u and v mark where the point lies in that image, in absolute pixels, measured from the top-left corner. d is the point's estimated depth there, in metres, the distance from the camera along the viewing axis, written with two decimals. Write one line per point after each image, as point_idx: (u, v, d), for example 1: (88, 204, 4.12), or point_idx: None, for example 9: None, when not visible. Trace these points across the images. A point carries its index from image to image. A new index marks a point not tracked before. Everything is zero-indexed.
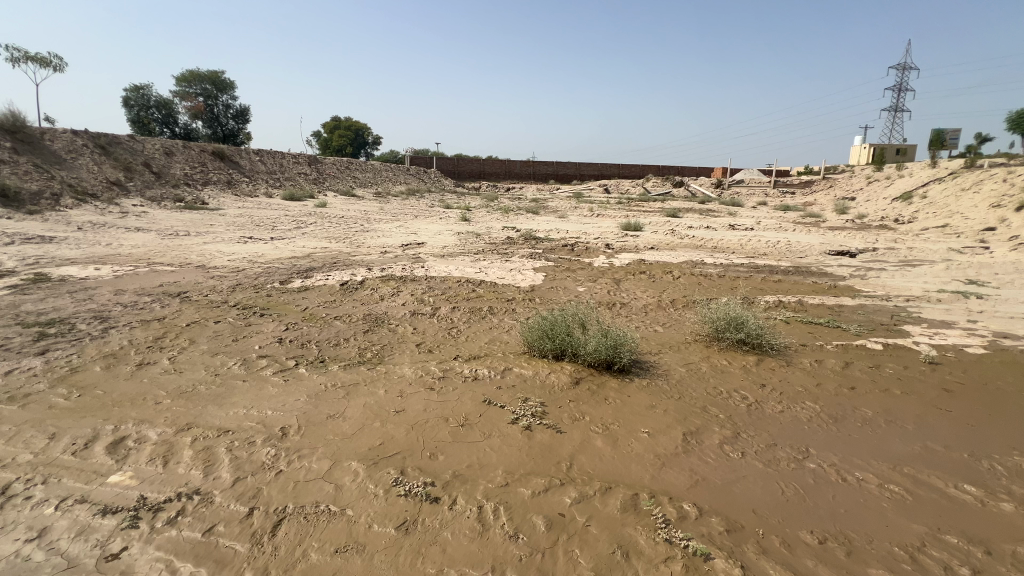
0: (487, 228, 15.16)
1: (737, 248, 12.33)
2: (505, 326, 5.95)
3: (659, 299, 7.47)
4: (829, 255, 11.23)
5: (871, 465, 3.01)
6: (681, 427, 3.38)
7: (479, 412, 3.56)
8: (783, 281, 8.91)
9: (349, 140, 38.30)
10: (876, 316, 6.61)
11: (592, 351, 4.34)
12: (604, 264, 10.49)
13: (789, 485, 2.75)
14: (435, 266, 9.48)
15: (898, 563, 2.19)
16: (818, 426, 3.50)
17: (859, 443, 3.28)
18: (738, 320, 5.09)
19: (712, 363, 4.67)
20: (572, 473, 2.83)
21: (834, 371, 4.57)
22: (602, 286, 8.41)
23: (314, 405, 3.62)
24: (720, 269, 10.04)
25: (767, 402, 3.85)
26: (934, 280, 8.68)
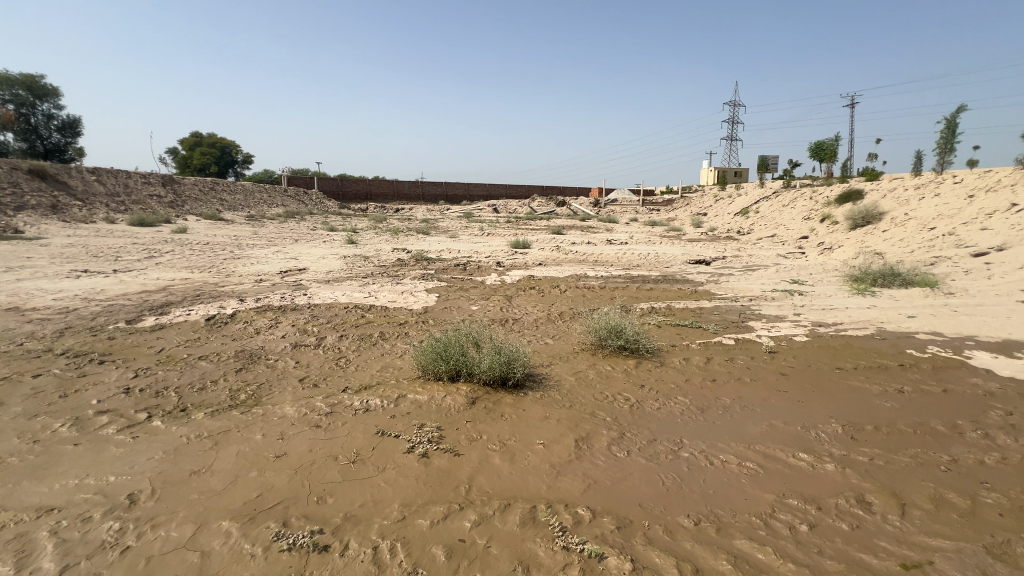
0: (376, 250, 14.63)
1: (614, 261, 13.47)
2: (398, 350, 5.76)
3: (549, 313, 7.84)
4: (689, 264, 12.79)
5: (731, 447, 3.44)
6: (573, 434, 3.55)
7: (372, 445, 3.37)
8: (654, 290, 9.92)
9: (213, 158, 34.55)
10: (727, 315, 7.66)
11: (486, 369, 4.39)
12: (496, 282, 10.74)
13: (668, 476, 3.03)
14: (319, 293, 8.90)
15: (756, 531, 2.51)
16: (688, 418, 3.91)
17: (721, 429, 3.73)
18: (617, 328, 5.54)
19: (598, 369, 5.00)
20: (471, 496, 2.80)
21: (698, 367, 5.18)
22: (495, 304, 8.60)
23: (173, 462, 3.13)
24: (601, 281, 10.87)
25: (647, 401, 4.22)
26: (768, 281, 10.35)
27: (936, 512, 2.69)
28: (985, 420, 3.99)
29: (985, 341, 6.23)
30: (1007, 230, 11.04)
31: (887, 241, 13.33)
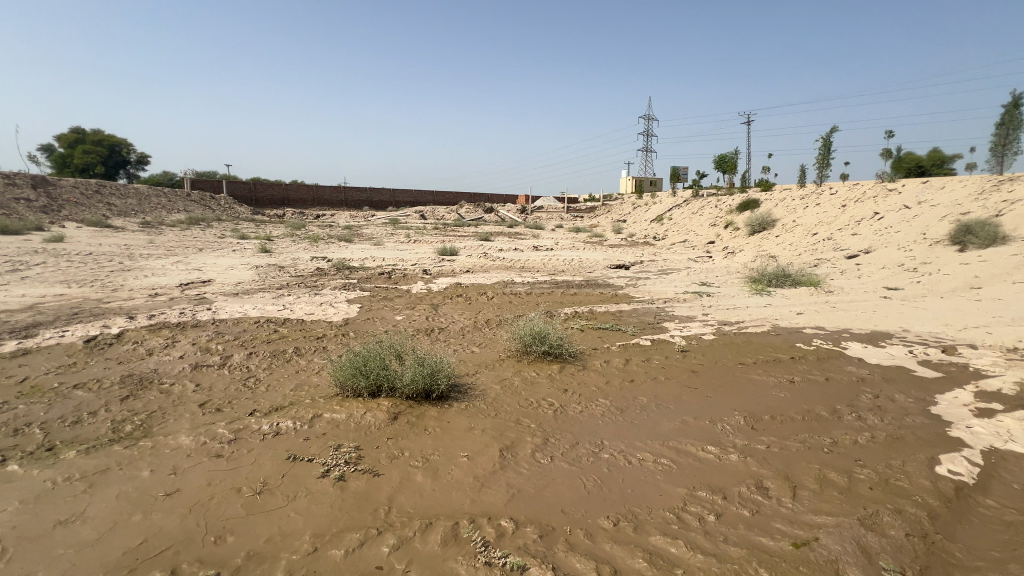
0: (293, 259, 13.76)
1: (540, 267, 13.76)
2: (315, 366, 5.42)
3: (475, 320, 7.80)
4: (610, 269, 13.38)
5: (648, 445, 3.60)
6: (497, 444, 3.53)
7: (282, 472, 3.12)
8: (578, 294, 10.24)
9: (98, 157, 30.68)
10: (645, 317, 8.09)
11: (409, 382, 4.24)
12: (422, 290, 10.52)
13: (589, 478, 3.10)
14: (226, 307, 8.17)
15: (669, 525, 2.63)
16: (609, 419, 4.05)
17: (638, 428, 3.90)
18: (541, 334, 5.63)
19: (523, 376, 5.03)
20: (391, 518, 2.68)
21: (618, 369, 5.39)
22: (421, 313, 8.40)
23: (33, 513, 2.68)
24: (527, 287, 11.03)
25: (570, 405, 4.31)
26: (680, 284, 11.09)
27: (820, 491, 2.99)
28: (859, 404, 4.54)
29: (857, 333, 7.11)
30: (872, 236, 12.75)
31: (780, 245, 14.85)
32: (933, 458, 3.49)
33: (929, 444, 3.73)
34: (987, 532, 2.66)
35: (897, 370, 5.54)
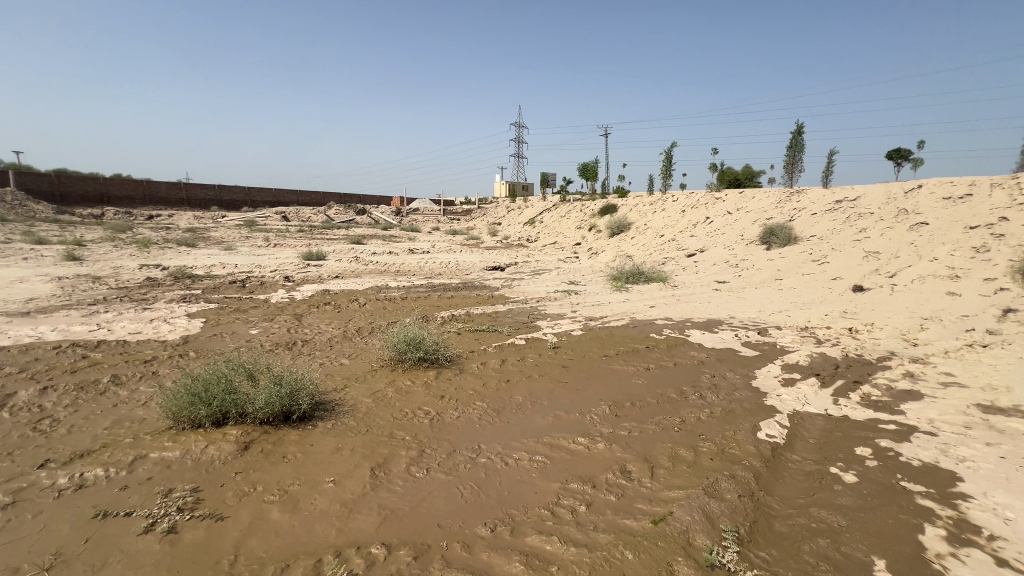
0: (113, 268, 11.43)
1: (417, 270, 13.42)
2: (141, 396, 4.51)
3: (345, 329, 7.27)
4: (487, 271, 13.59)
5: (524, 443, 3.67)
6: (369, 463, 3.28)
7: (87, 535, 2.49)
8: (455, 297, 10.18)
9: None
10: (520, 317, 8.34)
11: (263, 406, 3.73)
12: (283, 299, 9.51)
13: (466, 486, 3.03)
14: (10, 330, 6.43)
15: (544, 522, 2.68)
16: (486, 422, 4.04)
17: (514, 427, 3.96)
18: (416, 339, 5.42)
19: (397, 386, 4.79)
20: (237, 569, 2.30)
21: (495, 370, 5.44)
22: (281, 324, 7.57)
23: None
24: (403, 291, 10.64)
25: (447, 412, 4.21)
26: (552, 284, 11.69)
27: (673, 467, 3.32)
28: (700, 384, 5.19)
29: (697, 321, 8.18)
30: (705, 237, 14.88)
31: (634, 246, 16.56)
32: (755, 425, 4.13)
33: (753, 413, 4.41)
34: (795, 483, 3.21)
35: (727, 352, 6.49)
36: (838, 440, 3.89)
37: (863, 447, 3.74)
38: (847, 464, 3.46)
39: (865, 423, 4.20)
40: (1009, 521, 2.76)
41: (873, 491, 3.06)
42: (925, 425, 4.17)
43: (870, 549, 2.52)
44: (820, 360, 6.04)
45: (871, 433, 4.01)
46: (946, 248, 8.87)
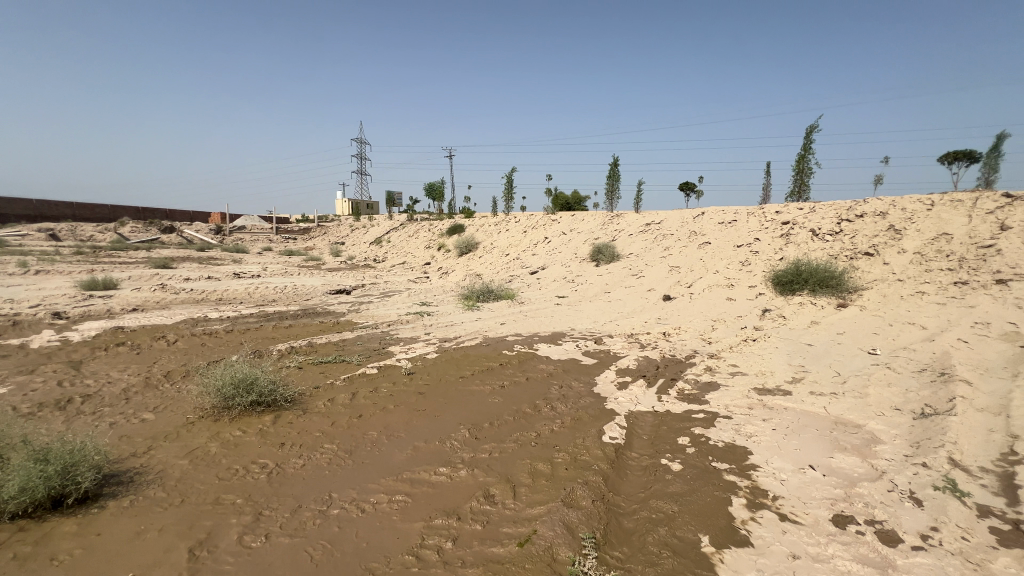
0: None
1: (244, 297, 11.75)
2: None
3: (147, 375, 5.94)
4: (330, 295, 12.58)
5: (381, 483, 3.41)
6: (186, 542, 2.68)
7: None
8: (295, 326, 9.17)
9: None
10: (370, 343, 7.87)
11: (16, 495, 2.77)
12: (52, 342, 7.40)
13: (317, 545, 2.68)
14: None
15: (409, 570, 2.50)
16: (337, 467, 3.66)
17: (369, 467, 3.66)
18: (247, 380, 4.69)
19: (223, 439, 4.06)
20: None
21: (344, 405, 4.99)
22: (48, 376, 5.85)
23: None
24: (227, 323, 9.19)
25: (288, 462, 3.70)
26: (403, 306, 11.34)
27: (533, 483, 3.43)
28: (551, 396, 5.52)
29: (544, 335, 8.74)
30: (546, 255, 16.13)
31: (483, 265, 17.11)
32: (600, 429, 4.53)
33: (597, 418, 4.83)
34: (636, 479, 3.59)
35: (572, 362, 7.04)
36: (664, 433, 4.49)
37: (682, 436, 4.38)
38: (673, 453, 4.00)
39: (682, 415, 4.93)
40: (784, 482, 3.48)
41: (693, 475, 3.59)
42: (723, 410, 5.07)
43: (697, 528, 2.92)
44: (645, 363, 6.96)
45: (687, 423, 4.73)
46: (724, 262, 11.10)
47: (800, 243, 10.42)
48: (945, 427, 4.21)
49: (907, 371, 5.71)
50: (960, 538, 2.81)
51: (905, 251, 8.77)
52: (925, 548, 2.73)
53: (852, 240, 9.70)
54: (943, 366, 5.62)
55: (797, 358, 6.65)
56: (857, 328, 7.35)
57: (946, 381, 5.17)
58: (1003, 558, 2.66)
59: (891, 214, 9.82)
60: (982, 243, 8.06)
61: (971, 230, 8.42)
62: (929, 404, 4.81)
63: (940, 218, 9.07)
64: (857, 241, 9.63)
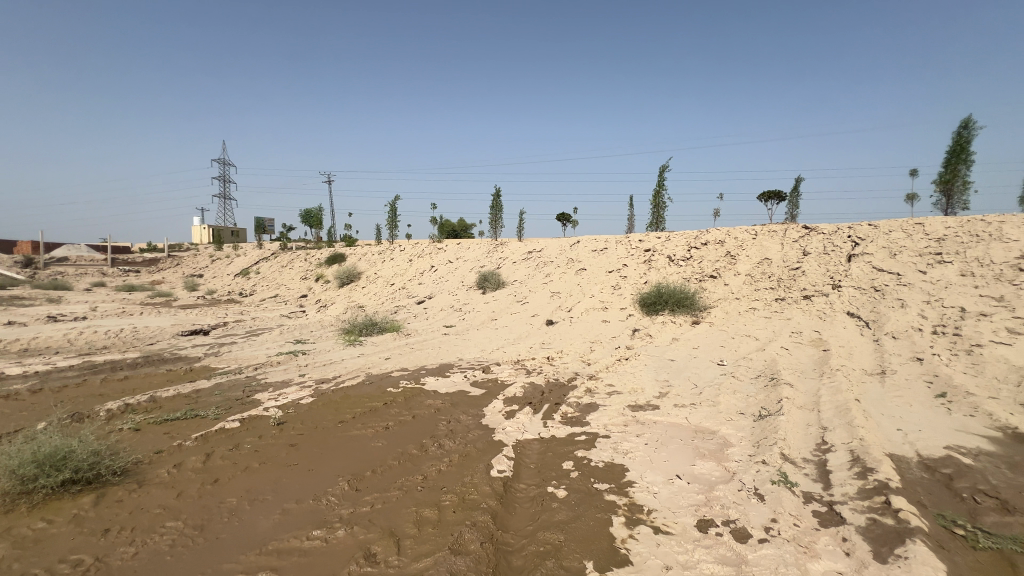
0: None
1: (62, 346, 9.63)
2: None
3: None
4: (182, 336, 10.89)
5: (239, 561, 2.95)
6: None
7: None
8: (132, 377, 7.71)
9: None
10: (231, 392, 6.89)
11: None
12: None
13: None
14: None
15: None
16: (182, 548, 3.09)
17: (225, 544, 3.14)
18: (57, 455, 3.78)
19: (19, 535, 3.20)
20: None
21: (195, 470, 4.27)
22: None
23: None
24: (33, 380, 7.39)
25: (114, 553, 3.02)
26: (273, 345, 10.23)
27: (419, 534, 3.23)
28: (438, 433, 5.33)
29: (431, 368, 8.51)
30: (433, 284, 15.93)
31: (366, 296, 16.31)
32: (488, 463, 4.47)
33: (485, 452, 4.78)
34: (524, 512, 3.59)
35: (459, 395, 6.93)
36: (550, 459, 4.60)
37: (567, 461, 4.52)
38: (558, 480, 4.10)
39: (566, 439, 5.11)
40: (657, 495, 3.76)
41: (578, 500, 3.70)
42: (602, 430, 5.37)
43: (582, 554, 3.00)
44: (531, 389, 7.11)
45: (570, 447, 4.90)
46: (599, 287, 12.01)
47: (660, 268, 11.72)
48: (778, 426, 4.95)
49: (746, 378, 6.65)
50: (793, 525, 3.27)
51: (739, 274, 10.35)
52: (768, 540, 3.12)
53: (700, 265, 11.17)
54: (772, 371, 6.66)
55: (662, 373, 7.37)
56: (707, 342, 8.41)
57: (775, 384, 6.13)
58: (824, 537, 3.15)
59: (727, 242, 11.54)
60: (792, 266, 9.84)
61: (784, 255, 10.25)
62: (764, 406, 5.63)
63: (761, 246, 10.90)
64: (703, 266, 11.12)
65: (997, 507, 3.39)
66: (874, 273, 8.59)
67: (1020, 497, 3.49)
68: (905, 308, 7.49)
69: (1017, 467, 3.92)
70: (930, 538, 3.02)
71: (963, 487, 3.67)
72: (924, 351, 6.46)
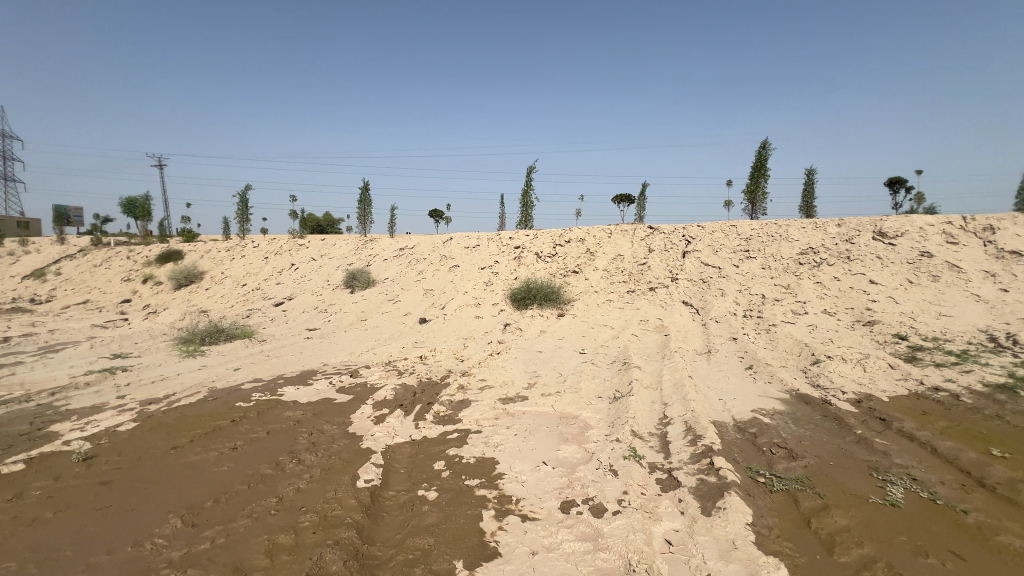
0: None
1: None
2: None
3: None
4: None
5: None
6: None
7: None
8: None
9: None
10: (13, 427, 5.42)
11: None
12: None
13: None
14: None
15: None
16: None
17: None
18: None
19: None
20: None
21: None
22: None
23: None
24: None
25: None
26: (80, 362, 8.33)
27: (271, 565, 2.90)
28: (297, 448, 4.85)
29: (290, 376, 7.72)
30: (293, 284, 14.52)
31: (210, 299, 14.22)
32: (354, 474, 4.20)
33: (351, 462, 4.48)
34: (393, 520, 3.45)
35: (323, 403, 6.40)
36: (421, 461, 4.49)
37: (438, 461, 4.45)
38: (429, 482, 4.01)
39: (438, 439, 5.04)
40: (524, 483, 3.91)
41: (448, 499, 3.66)
42: (474, 425, 5.41)
43: (452, 555, 2.97)
44: (402, 390, 6.88)
45: (442, 446, 4.85)
46: (471, 283, 12.11)
47: (529, 264, 12.24)
48: (629, 405, 5.52)
49: (604, 364, 7.29)
50: (640, 494, 3.67)
51: (597, 269, 11.30)
52: (620, 511, 3.45)
53: (564, 261, 11.92)
54: (624, 356, 7.41)
55: (531, 365, 7.71)
56: (571, 333, 9.02)
57: (627, 368, 6.83)
58: (664, 501, 3.59)
59: (587, 239, 12.50)
60: (641, 261, 11.05)
61: (633, 252, 11.48)
62: (618, 388, 6.24)
63: (616, 244, 12.04)
64: (567, 262, 11.91)
65: (786, 455, 4.22)
66: (702, 267, 10.08)
67: (800, 445, 4.40)
68: (724, 296, 8.91)
69: (799, 421, 4.92)
70: (741, 488, 3.64)
71: (764, 442, 4.49)
72: (737, 332, 7.77)
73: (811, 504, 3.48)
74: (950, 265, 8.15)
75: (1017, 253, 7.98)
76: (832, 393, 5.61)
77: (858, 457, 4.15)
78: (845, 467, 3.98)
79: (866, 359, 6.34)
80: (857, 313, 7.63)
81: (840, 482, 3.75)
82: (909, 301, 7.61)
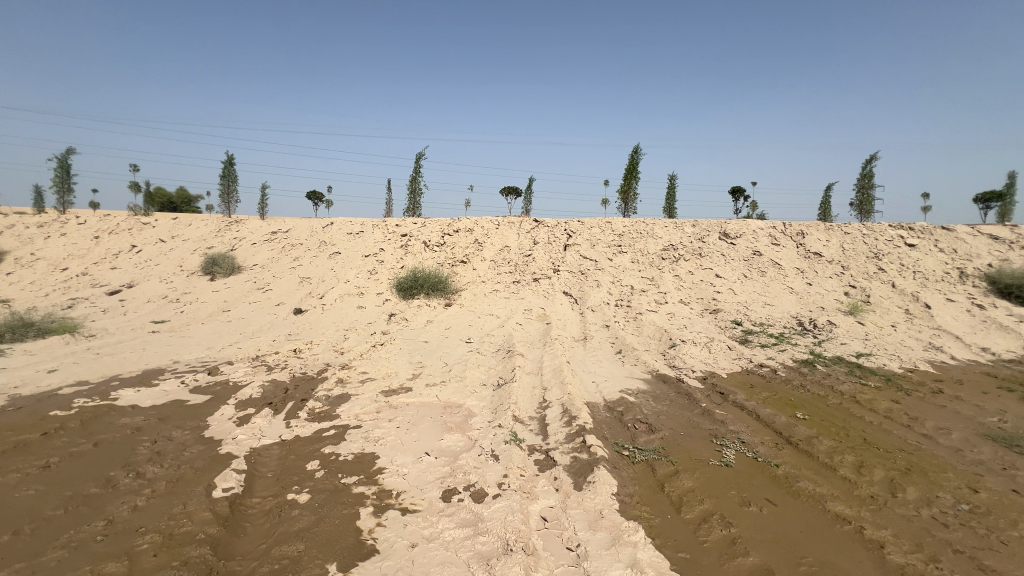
0: None
1: None
2: None
3: None
4: None
5: None
6: None
7: None
8: None
9: None
10: None
11: None
12: None
13: None
14: None
15: None
16: None
17: None
18: None
19: None
20: None
21: None
22: None
23: None
24: None
25: None
26: None
27: None
28: (136, 459, 4.15)
29: (128, 376, 6.57)
30: (132, 269, 12.34)
31: (12, 285, 11.45)
32: (209, 483, 3.73)
33: (206, 470, 3.98)
34: (256, 530, 3.14)
35: (170, 406, 5.56)
36: (292, 463, 4.14)
37: (312, 461, 4.15)
38: (301, 483, 3.72)
39: (312, 437, 4.70)
40: (406, 475, 3.83)
41: (322, 501, 3.43)
42: (353, 420, 5.14)
43: (324, 558, 2.80)
44: (272, 387, 6.28)
45: (317, 444, 4.52)
46: (353, 271, 11.45)
47: (416, 252, 11.95)
48: (512, 391, 5.71)
49: (489, 352, 7.42)
50: (519, 476, 3.82)
51: (485, 260, 11.42)
52: (499, 494, 3.55)
53: (452, 251, 11.84)
54: (508, 344, 7.63)
55: (416, 355, 7.55)
56: (457, 323, 9.02)
57: (511, 355, 7.04)
58: (541, 481, 3.78)
59: (475, 230, 12.53)
60: (526, 252, 11.43)
61: (519, 244, 11.81)
62: (502, 375, 6.41)
63: (503, 236, 12.28)
64: (455, 251, 11.84)
65: (646, 429, 4.73)
66: (580, 260, 10.77)
67: (658, 419, 4.96)
68: (599, 287, 9.63)
69: (657, 398, 5.55)
70: (608, 462, 3.99)
71: (629, 418, 4.97)
72: (610, 320, 8.47)
73: (664, 470, 3.96)
74: (773, 262, 9.80)
75: (818, 254, 9.87)
76: (684, 372, 6.42)
77: (702, 426, 4.81)
78: (692, 436, 4.59)
79: (711, 342, 7.36)
80: (705, 303, 8.80)
81: (687, 449, 4.32)
82: (743, 292, 9.00)
